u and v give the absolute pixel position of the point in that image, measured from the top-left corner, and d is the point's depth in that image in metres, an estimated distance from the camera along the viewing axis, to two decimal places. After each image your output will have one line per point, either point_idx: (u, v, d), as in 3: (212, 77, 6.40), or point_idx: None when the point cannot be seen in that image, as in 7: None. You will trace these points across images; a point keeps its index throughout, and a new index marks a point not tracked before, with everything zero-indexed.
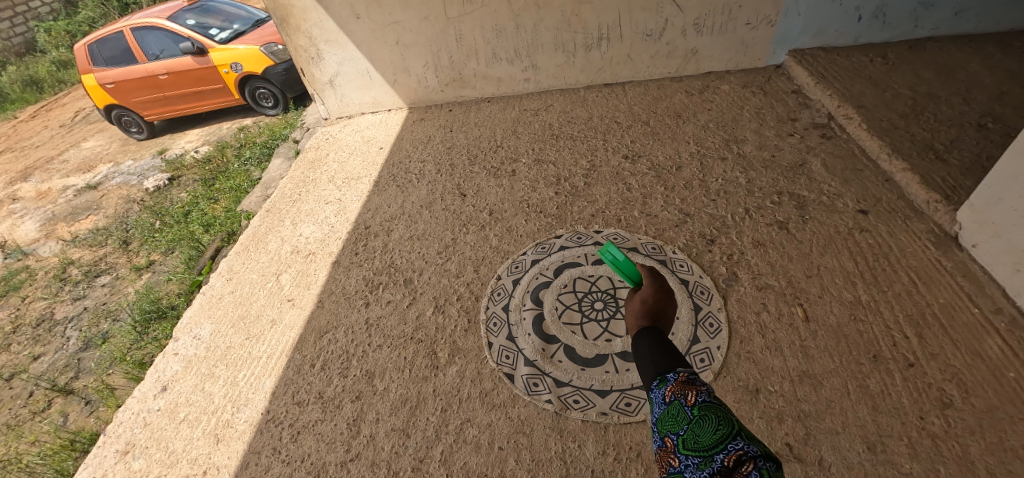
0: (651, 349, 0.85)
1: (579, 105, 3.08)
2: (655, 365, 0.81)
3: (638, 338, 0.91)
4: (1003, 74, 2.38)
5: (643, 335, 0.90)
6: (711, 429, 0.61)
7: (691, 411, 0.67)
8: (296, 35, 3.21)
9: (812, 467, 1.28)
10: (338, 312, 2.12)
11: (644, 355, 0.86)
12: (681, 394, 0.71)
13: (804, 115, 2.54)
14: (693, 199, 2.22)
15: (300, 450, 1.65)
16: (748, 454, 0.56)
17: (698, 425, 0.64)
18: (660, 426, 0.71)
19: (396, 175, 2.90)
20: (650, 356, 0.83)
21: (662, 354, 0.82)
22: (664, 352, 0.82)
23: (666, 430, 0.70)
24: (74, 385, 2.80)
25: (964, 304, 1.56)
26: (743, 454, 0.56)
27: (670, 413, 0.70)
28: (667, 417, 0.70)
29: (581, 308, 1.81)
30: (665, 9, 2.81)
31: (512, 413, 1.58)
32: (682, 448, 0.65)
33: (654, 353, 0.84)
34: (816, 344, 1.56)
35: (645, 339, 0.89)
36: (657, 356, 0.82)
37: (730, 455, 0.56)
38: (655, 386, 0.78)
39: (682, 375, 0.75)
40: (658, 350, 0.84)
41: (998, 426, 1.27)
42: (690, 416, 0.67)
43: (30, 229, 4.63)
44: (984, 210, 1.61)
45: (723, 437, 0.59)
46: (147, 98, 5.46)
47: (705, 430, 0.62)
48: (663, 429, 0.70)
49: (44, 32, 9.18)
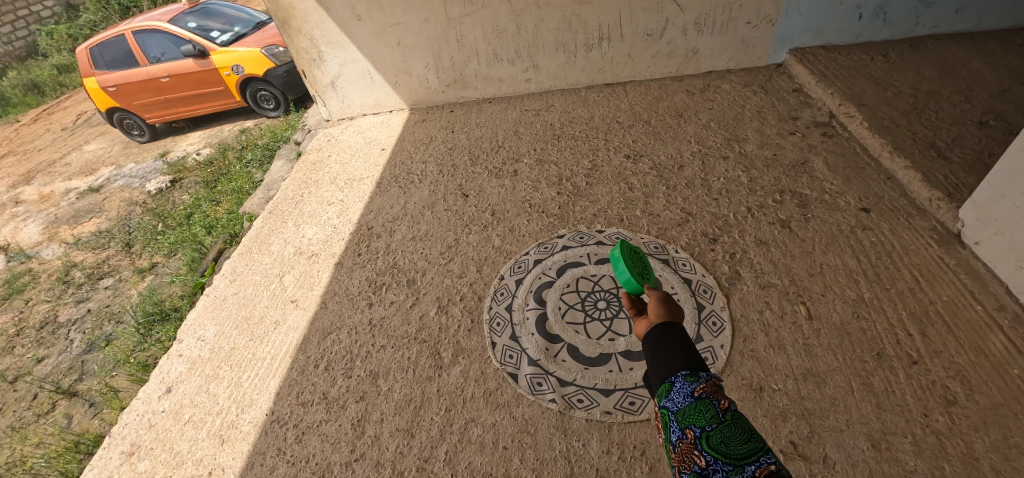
0: (680, 341, 0.83)
1: (580, 105, 3.09)
2: (686, 357, 0.79)
3: (663, 329, 0.87)
4: (1005, 72, 2.37)
5: (671, 327, 0.86)
6: (744, 439, 0.63)
7: (722, 414, 0.68)
8: (297, 37, 3.22)
9: (816, 465, 1.28)
10: (341, 313, 2.13)
11: (671, 345, 0.83)
12: (712, 395, 0.71)
13: (806, 114, 2.54)
14: (696, 198, 2.22)
15: (305, 451, 1.66)
16: (778, 471, 0.58)
17: (730, 429, 0.65)
18: (681, 417, 0.71)
19: (398, 176, 2.91)
20: (680, 348, 0.81)
21: (693, 349, 0.81)
22: (694, 348, 0.82)
23: (689, 424, 0.69)
24: (78, 388, 2.81)
25: (968, 302, 1.56)
26: (774, 469, 0.58)
27: (696, 407, 0.70)
28: (693, 411, 0.70)
29: (584, 307, 1.81)
30: (666, 9, 2.81)
31: (516, 412, 1.58)
32: (707, 446, 0.65)
33: (685, 346, 0.82)
34: (819, 342, 1.56)
35: (670, 333, 0.85)
36: (688, 349, 0.81)
37: (761, 468, 0.58)
38: (681, 377, 0.76)
39: (713, 377, 0.75)
40: (687, 344, 0.83)
41: (1003, 422, 1.27)
42: (720, 417, 0.68)
43: (33, 232, 4.64)
44: (987, 207, 1.61)
45: (756, 450, 0.61)
46: (149, 101, 5.48)
47: (736, 437, 0.63)
48: (687, 422, 0.70)
49: (47, 36, 9.26)
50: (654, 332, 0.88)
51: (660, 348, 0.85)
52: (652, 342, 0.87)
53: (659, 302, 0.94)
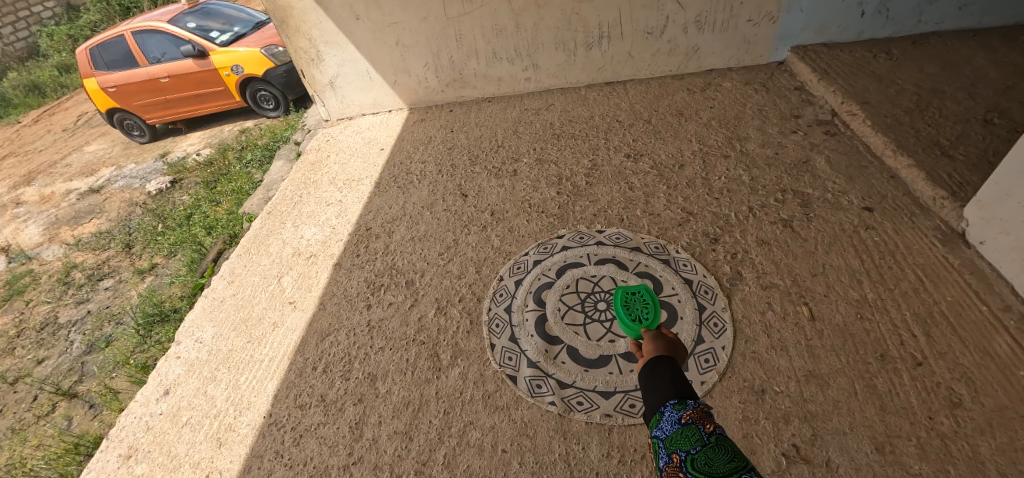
0: (671, 374, 0.89)
1: (580, 104, 3.07)
2: (675, 388, 0.84)
3: (655, 363, 0.94)
4: (1009, 68, 2.35)
5: (663, 359, 0.94)
6: (727, 458, 0.64)
7: (707, 436, 0.69)
8: (296, 37, 3.21)
9: (819, 468, 1.26)
10: (339, 315, 2.11)
11: (662, 377, 0.89)
12: (699, 420, 0.73)
13: (807, 112, 2.52)
14: (696, 198, 2.20)
15: (302, 454, 1.64)
16: None
17: (713, 450, 0.66)
18: (669, 443, 0.73)
19: (397, 176, 2.90)
20: (671, 379, 0.87)
21: (683, 382, 0.86)
22: (683, 381, 0.87)
23: (676, 448, 0.72)
24: (77, 389, 2.80)
25: (973, 302, 1.54)
26: None
27: (683, 432, 0.72)
28: (679, 436, 0.72)
29: (584, 308, 1.80)
30: (666, 7, 2.79)
31: (515, 415, 1.56)
32: (691, 468, 0.67)
33: (675, 377, 0.88)
34: (822, 343, 1.54)
35: (664, 368, 0.91)
36: (678, 382, 0.86)
37: None
38: (671, 407, 0.80)
39: (701, 405, 0.78)
40: (678, 377, 0.88)
41: (1010, 425, 1.25)
42: (704, 439, 0.69)
43: (34, 234, 4.64)
44: (992, 206, 1.59)
45: (736, 467, 0.62)
46: (149, 101, 5.47)
47: (719, 457, 0.64)
48: (673, 447, 0.72)
49: (47, 38, 9.27)
50: (648, 363, 0.96)
51: (652, 381, 0.90)
52: (646, 375, 0.94)
53: (654, 340, 1.05)
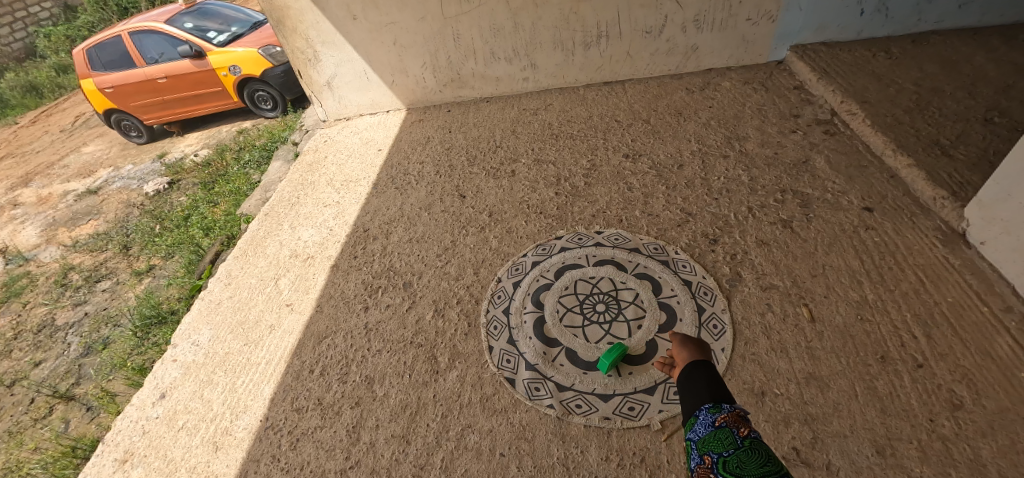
0: (707, 377, 0.91)
1: (579, 104, 3.06)
2: (711, 391, 0.87)
3: (691, 367, 0.97)
4: (1009, 67, 2.33)
5: (699, 362, 0.96)
6: (759, 462, 0.68)
7: (741, 440, 0.73)
8: (293, 37, 3.19)
9: (819, 471, 1.25)
10: (337, 318, 2.10)
11: (699, 379, 0.92)
12: (733, 424, 0.76)
13: (807, 112, 2.51)
14: (695, 198, 2.19)
15: (300, 458, 1.63)
16: None
17: (746, 453, 0.70)
18: (702, 444, 0.77)
19: (395, 177, 2.88)
20: (706, 382, 0.90)
21: (718, 384, 0.89)
22: (719, 383, 0.89)
23: (709, 450, 0.75)
24: (75, 392, 2.79)
25: (974, 303, 1.53)
26: None
27: (716, 435, 0.76)
28: (713, 438, 0.76)
29: (582, 310, 1.79)
30: (665, 6, 2.77)
31: (513, 418, 1.55)
32: (723, 470, 0.71)
33: (710, 380, 0.90)
34: (822, 345, 1.53)
35: (699, 372, 0.94)
36: (713, 385, 0.88)
37: None
38: (706, 410, 0.83)
39: (736, 409, 0.81)
40: (714, 380, 0.90)
41: (1012, 427, 1.24)
42: (738, 443, 0.72)
43: (32, 236, 4.62)
44: (993, 206, 1.58)
45: (769, 471, 0.66)
46: (146, 102, 5.45)
47: (751, 460, 0.68)
48: (706, 448, 0.76)
49: (44, 38, 9.25)
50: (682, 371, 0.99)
51: (689, 382, 0.94)
52: (682, 378, 0.97)
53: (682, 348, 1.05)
